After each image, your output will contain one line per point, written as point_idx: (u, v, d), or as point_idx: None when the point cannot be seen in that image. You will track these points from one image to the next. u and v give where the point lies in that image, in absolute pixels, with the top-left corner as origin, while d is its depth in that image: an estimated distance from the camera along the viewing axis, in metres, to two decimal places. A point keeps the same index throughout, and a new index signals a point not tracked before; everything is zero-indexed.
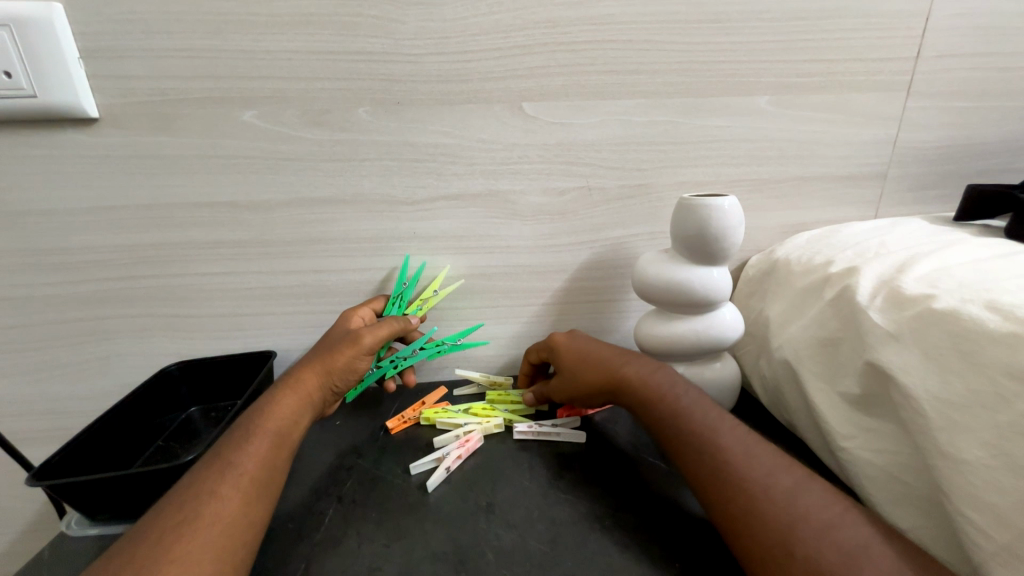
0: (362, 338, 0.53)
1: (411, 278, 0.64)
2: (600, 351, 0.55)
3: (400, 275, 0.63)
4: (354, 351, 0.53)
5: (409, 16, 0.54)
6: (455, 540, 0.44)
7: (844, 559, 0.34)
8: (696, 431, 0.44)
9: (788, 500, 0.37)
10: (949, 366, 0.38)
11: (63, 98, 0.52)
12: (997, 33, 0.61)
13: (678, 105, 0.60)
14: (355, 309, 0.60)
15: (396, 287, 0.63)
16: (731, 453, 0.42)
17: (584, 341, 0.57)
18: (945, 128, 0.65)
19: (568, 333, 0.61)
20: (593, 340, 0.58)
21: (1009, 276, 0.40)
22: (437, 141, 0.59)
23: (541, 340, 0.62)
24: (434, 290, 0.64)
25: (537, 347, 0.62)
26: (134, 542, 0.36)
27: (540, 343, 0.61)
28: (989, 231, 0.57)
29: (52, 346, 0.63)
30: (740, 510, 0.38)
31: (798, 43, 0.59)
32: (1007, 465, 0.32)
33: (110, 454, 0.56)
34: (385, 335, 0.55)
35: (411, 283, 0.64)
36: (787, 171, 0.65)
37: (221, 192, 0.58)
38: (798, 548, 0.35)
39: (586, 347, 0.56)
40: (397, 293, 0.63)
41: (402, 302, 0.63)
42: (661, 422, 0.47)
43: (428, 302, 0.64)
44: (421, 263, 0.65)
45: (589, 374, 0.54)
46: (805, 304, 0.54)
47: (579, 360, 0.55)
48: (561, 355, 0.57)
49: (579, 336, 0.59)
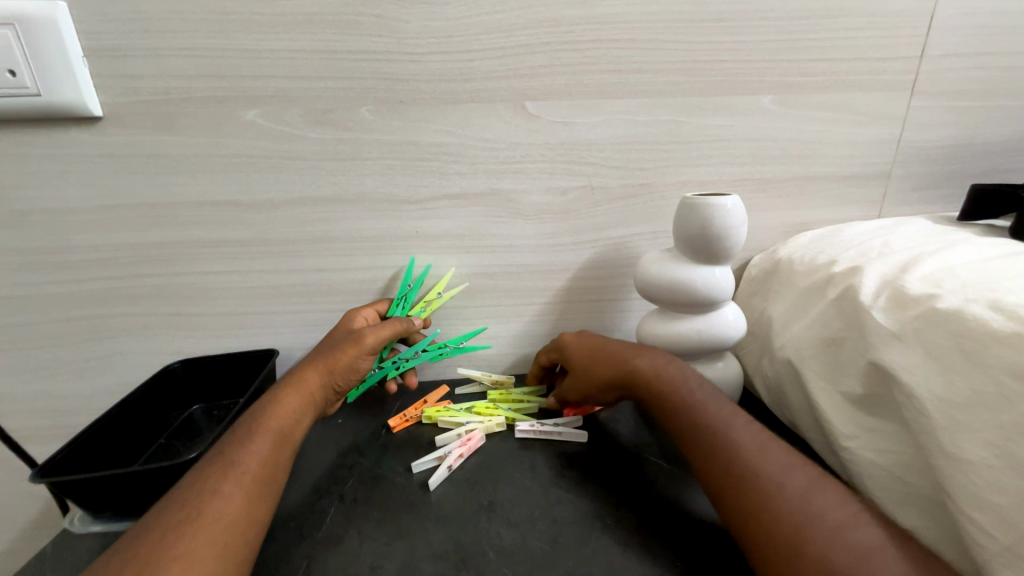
0: (365, 338, 0.53)
1: (417, 279, 0.64)
2: (603, 351, 0.55)
3: (406, 276, 0.63)
4: (356, 350, 0.53)
5: (411, 16, 0.54)
6: (456, 539, 0.44)
7: (851, 560, 0.33)
8: (701, 430, 0.44)
9: (793, 501, 0.37)
10: (953, 366, 0.37)
11: (67, 97, 0.52)
12: (1002, 33, 0.60)
13: (681, 105, 0.60)
14: (358, 309, 0.60)
15: (400, 289, 0.64)
16: (736, 453, 0.41)
17: (587, 342, 0.58)
18: (949, 128, 0.64)
19: (577, 333, 0.61)
20: (601, 339, 0.58)
21: (1013, 276, 0.40)
22: (439, 140, 0.59)
23: (551, 341, 0.63)
24: (438, 294, 0.64)
25: (547, 347, 0.62)
26: (137, 540, 0.36)
27: (549, 343, 0.62)
28: (993, 231, 0.56)
29: (55, 345, 0.64)
30: (747, 511, 0.38)
31: (801, 42, 0.59)
32: (1011, 465, 0.32)
33: (113, 451, 0.56)
34: (387, 335, 0.55)
35: (415, 285, 0.64)
36: (789, 171, 0.64)
37: (224, 191, 0.59)
38: (805, 550, 0.34)
39: (594, 345, 0.57)
40: (401, 295, 0.63)
41: (406, 304, 0.63)
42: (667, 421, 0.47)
43: (432, 305, 0.64)
44: (427, 265, 0.65)
45: (595, 372, 0.54)
46: (808, 304, 0.54)
47: (587, 359, 0.56)
48: (569, 354, 0.58)
49: (587, 336, 0.59)
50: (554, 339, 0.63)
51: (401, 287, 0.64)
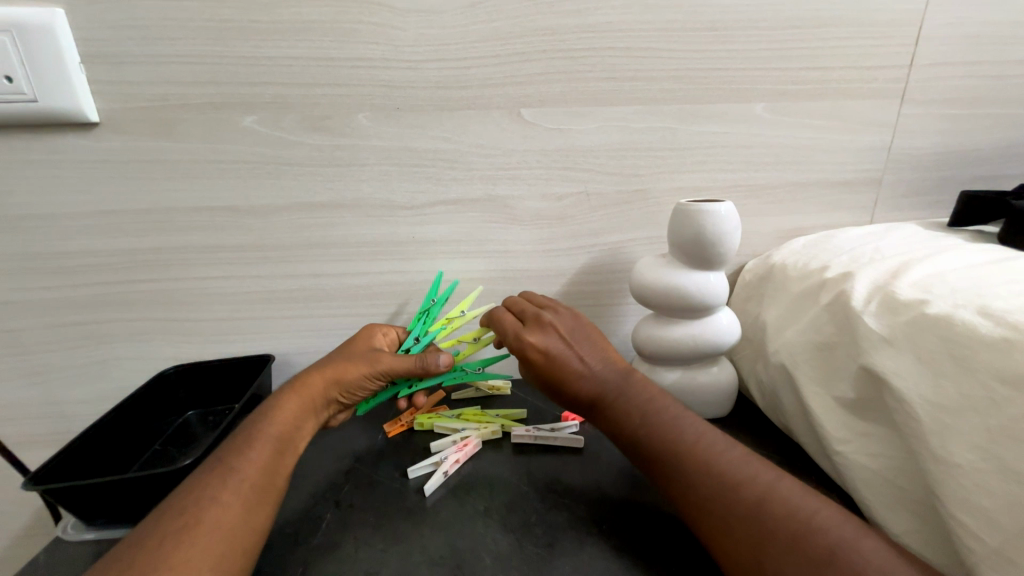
0: (382, 360, 0.53)
1: (441, 295, 0.62)
2: (581, 370, 0.49)
3: (433, 289, 0.61)
4: (368, 369, 0.52)
5: (409, 24, 0.55)
6: (453, 544, 0.44)
7: (818, 564, 0.33)
8: (670, 440, 0.43)
9: (768, 501, 0.37)
10: (941, 369, 0.38)
11: (64, 103, 0.52)
12: (990, 43, 0.62)
13: (677, 112, 0.61)
14: (383, 327, 0.59)
15: (423, 302, 0.62)
16: (716, 448, 0.42)
17: (562, 354, 0.50)
18: (940, 136, 0.65)
19: (547, 337, 0.50)
20: (573, 352, 0.50)
21: (1001, 282, 0.41)
22: (435, 146, 0.59)
23: (515, 340, 0.51)
24: (461, 311, 0.62)
25: (512, 348, 0.51)
26: (134, 548, 0.35)
27: (513, 349, 0.51)
28: (982, 237, 0.57)
29: (50, 351, 0.63)
30: (717, 519, 0.38)
31: (793, 50, 0.60)
32: (998, 468, 0.33)
33: (106, 457, 0.56)
34: (401, 367, 0.53)
35: (439, 301, 0.62)
36: (783, 177, 0.65)
37: (221, 197, 0.59)
38: (770, 561, 0.35)
39: (567, 369, 0.49)
40: (424, 309, 0.61)
41: (427, 321, 0.61)
42: (637, 448, 0.45)
43: (454, 323, 0.62)
44: (454, 280, 0.66)
45: (567, 397, 0.50)
46: (801, 309, 0.54)
47: (559, 384, 0.49)
48: (539, 372, 0.50)
49: (558, 347, 0.50)
50: (520, 340, 0.51)
51: (425, 300, 0.62)
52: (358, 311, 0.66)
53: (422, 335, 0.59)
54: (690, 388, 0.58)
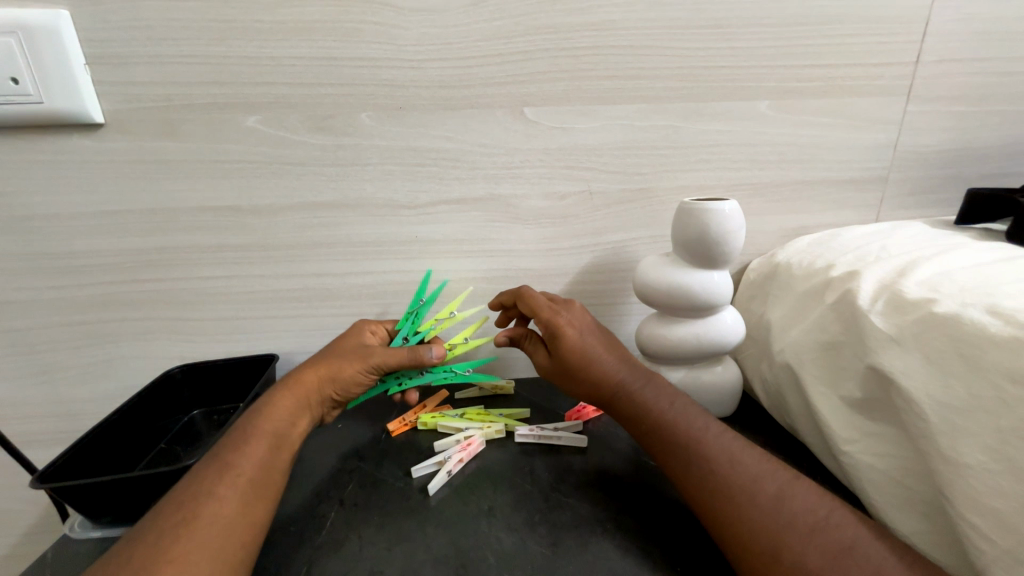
0: (375, 355, 0.53)
1: (429, 296, 0.61)
2: (604, 352, 0.50)
3: (421, 290, 0.60)
4: (364, 365, 0.52)
5: (412, 23, 0.55)
6: (456, 544, 0.44)
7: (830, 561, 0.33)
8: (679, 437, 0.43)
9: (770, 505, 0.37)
10: (949, 368, 0.38)
11: (69, 104, 0.53)
12: (997, 38, 0.61)
13: (681, 110, 0.60)
14: (371, 324, 0.59)
15: (412, 302, 0.61)
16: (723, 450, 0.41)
17: (587, 334, 0.51)
18: (946, 133, 0.65)
19: (577, 317, 0.52)
20: (596, 335, 0.51)
21: (1009, 281, 0.41)
22: (437, 145, 0.59)
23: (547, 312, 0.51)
24: (451, 312, 0.62)
25: (541, 323, 0.51)
26: (136, 542, 0.36)
27: (545, 321, 0.51)
28: (991, 235, 0.57)
29: (56, 350, 0.64)
30: (731, 516, 0.38)
31: (798, 48, 0.59)
32: (1009, 468, 0.33)
33: (113, 456, 0.56)
34: (396, 360, 0.53)
35: (427, 301, 0.61)
36: (787, 175, 0.65)
37: (225, 196, 0.59)
38: (785, 555, 0.34)
39: (591, 348, 0.49)
40: (412, 309, 0.60)
41: (415, 320, 0.60)
42: (652, 437, 0.45)
43: (443, 322, 0.62)
44: (443, 280, 0.66)
45: (585, 377, 0.49)
46: (806, 308, 0.54)
47: (581, 362, 0.49)
48: (565, 346, 0.49)
49: (585, 327, 0.51)
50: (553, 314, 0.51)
51: (413, 301, 0.61)
52: (360, 310, 0.66)
53: (412, 334, 0.59)
54: (693, 388, 0.57)
